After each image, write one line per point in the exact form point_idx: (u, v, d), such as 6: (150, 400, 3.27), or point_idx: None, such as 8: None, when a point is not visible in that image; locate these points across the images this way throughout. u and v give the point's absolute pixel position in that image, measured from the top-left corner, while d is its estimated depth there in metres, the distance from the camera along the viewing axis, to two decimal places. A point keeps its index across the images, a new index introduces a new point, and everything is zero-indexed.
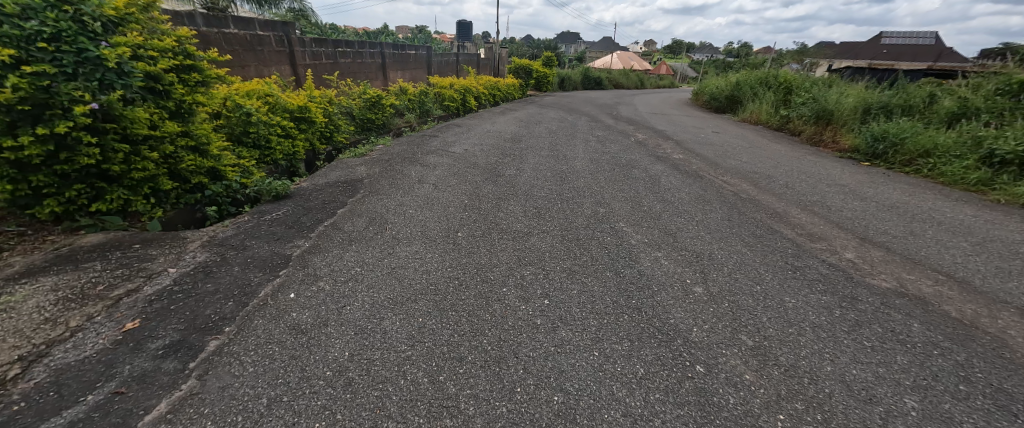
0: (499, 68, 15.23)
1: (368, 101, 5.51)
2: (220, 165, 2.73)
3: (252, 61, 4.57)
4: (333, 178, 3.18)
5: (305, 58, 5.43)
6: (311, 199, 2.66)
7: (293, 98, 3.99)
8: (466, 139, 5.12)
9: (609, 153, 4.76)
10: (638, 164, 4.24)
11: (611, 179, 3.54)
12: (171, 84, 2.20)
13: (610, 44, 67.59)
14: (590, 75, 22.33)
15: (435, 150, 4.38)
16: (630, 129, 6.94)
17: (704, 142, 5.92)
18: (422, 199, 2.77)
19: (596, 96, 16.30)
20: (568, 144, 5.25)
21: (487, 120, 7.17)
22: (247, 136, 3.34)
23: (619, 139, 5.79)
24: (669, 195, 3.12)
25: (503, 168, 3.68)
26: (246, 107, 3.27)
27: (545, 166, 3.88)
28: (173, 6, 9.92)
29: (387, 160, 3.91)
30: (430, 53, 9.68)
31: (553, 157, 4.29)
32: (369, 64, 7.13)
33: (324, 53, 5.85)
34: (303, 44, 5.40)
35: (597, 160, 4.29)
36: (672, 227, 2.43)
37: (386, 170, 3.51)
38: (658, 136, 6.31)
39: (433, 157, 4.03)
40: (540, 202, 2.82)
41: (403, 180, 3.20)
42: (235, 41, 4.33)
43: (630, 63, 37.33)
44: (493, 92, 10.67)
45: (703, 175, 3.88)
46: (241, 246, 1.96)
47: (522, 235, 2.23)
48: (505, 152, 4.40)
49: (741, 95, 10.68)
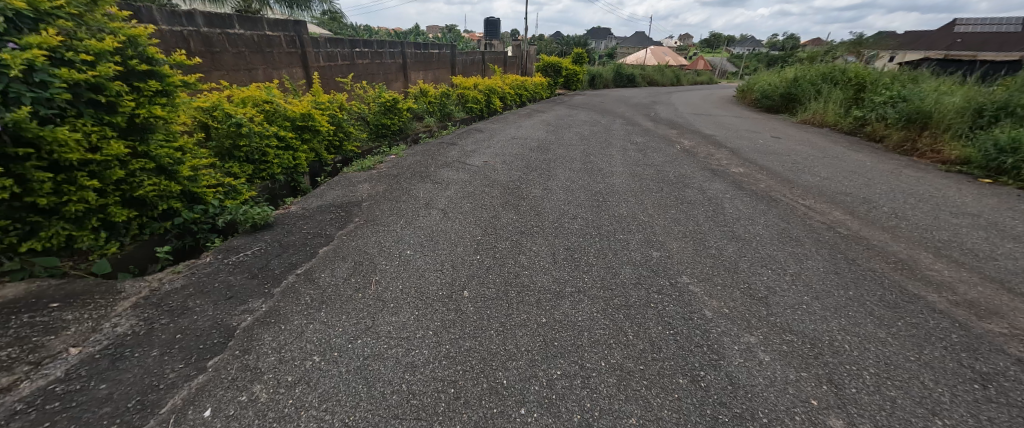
0: (526, 67, 14.63)
1: (382, 106, 5.10)
2: (195, 188, 2.34)
3: (260, 64, 4.28)
4: (327, 202, 2.70)
5: (318, 59, 5.12)
6: (292, 233, 2.18)
7: (295, 104, 3.60)
8: (487, 148, 4.58)
9: (653, 165, 4.05)
10: (691, 181, 3.52)
11: (661, 203, 2.87)
12: (117, 95, 1.78)
13: (643, 40, 65.16)
14: (621, 73, 21.25)
15: (451, 163, 3.86)
16: (674, 134, 6.13)
17: (765, 150, 5.04)
18: (425, 233, 2.24)
19: (629, 95, 15.34)
20: (604, 153, 4.57)
21: (512, 124, 6.61)
22: (239, 150, 2.95)
23: (661, 147, 5.05)
24: (741, 230, 2.41)
25: (527, 187, 3.10)
26: (236, 117, 2.89)
27: (577, 184, 3.27)
28: (206, 8, 10.09)
29: (395, 175, 3.43)
30: (455, 52, 9.23)
31: (586, 172, 3.65)
32: (389, 65, 6.77)
33: (340, 53, 5.50)
34: (317, 44, 5.09)
35: (639, 175, 3.62)
36: (760, 287, 1.75)
37: (391, 190, 3.02)
38: (708, 142, 5.48)
39: (447, 172, 3.52)
40: (573, 238, 2.21)
41: (407, 205, 2.69)
42: (240, 42, 4.04)
43: (664, 59, 35.54)
44: (519, 93, 10.09)
45: (777, 197, 3.12)
46: (179, 310, 1.49)
47: (550, 298, 1.63)
48: (530, 164, 3.83)
49: (798, 93, 9.48)
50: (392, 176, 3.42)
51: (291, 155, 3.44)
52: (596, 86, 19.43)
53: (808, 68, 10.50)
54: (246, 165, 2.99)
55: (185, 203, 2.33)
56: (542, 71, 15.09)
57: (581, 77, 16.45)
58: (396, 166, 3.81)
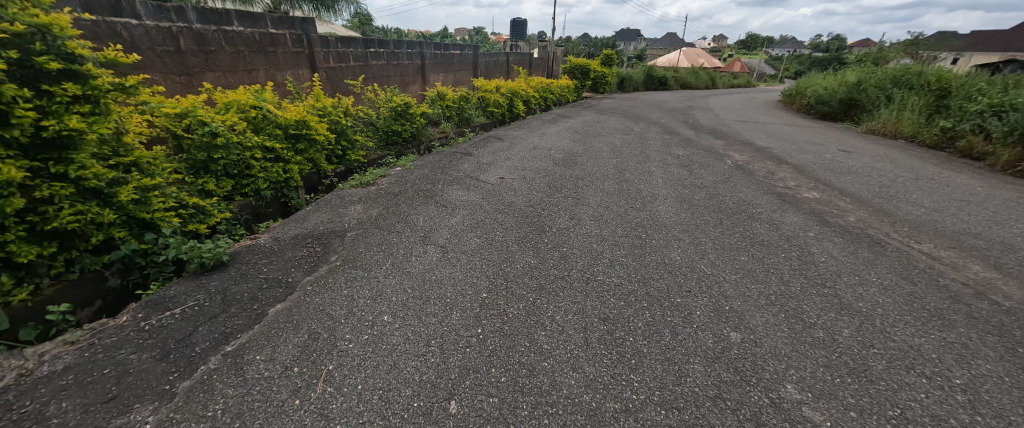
0: (553, 69, 14.04)
1: (393, 111, 4.70)
2: (144, 212, 1.92)
3: (262, 65, 3.97)
4: (305, 231, 2.23)
5: (327, 60, 4.76)
6: (245, 281, 1.68)
7: (289, 109, 3.20)
8: (505, 161, 4.03)
9: (703, 187, 3.38)
10: (756, 210, 2.83)
11: (723, 243, 2.22)
12: (12, 103, 1.34)
13: (675, 42, 62.99)
14: (653, 75, 20.24)
15: (463, 180, 3.34)
16: (720, 145, 5.37)
17: (838, 169, 4.21)
18: (414, 284, 1.70)
19: (663, 99, 14.38)
20: (641, 169, 3.92)
21: (535, 131, 6.03)
22: (215, 163, 2.55)
23: (709, 162, 4.34)
24: (850, 295, 1.73)
25: (550, 217, 2.53)
26: (212, 125, 2.49)
27: (612, 212, 2.67)
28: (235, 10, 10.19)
29: (395, 194, 2.94)
30: (478, 53, 8.79)
31: (622, 195, 3.03)
32: (407, 66, 6.39)
33: (352, 53, 5.14)
34: (327, 44, 4.75)
35: (689, 201, 2.96)
36: (931, 422, 1.06)
37: (386, 215, 2.52)
38: (764, 157, 4.70)
39: (456, 192, 3.00)
40: (611, 302, 1.62)
41: (401, 238, 2.18)
42: (240, 41, 3.71)
43: (699, 61, 33.97)
44: (545, 96, 9.52)
45: (878, 238, 2.39)
46: (28, 420, 0.98)
47: (581, 424, 1.04)
48: (555, 183, 3.26)
49: (862, 99, 8.37)
50: (391, 196, 2.92)
51: (281, 168, 3.03)
52: (625, 90, 18.57)
53: (872, 70, 9.30)
54: (225, 180, 2.59)
55: (133, 231, 1.91)
56: (569, 73, 14.47)
57: (610, 80, 15.68)
58: (399, 181, 3.32)
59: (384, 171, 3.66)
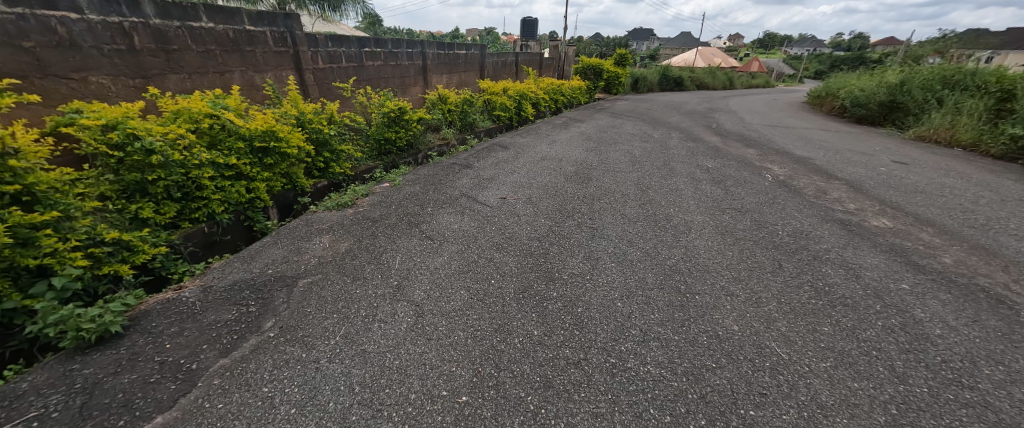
0: (565, 70, 13.49)
1: (386, 117, 4.26)
2: (30, 259, 1.45)
3: (237, 66, 3.55)
4: (247, 277, 1.75)
5: (315, 62, 4.33)
6: (130, 370, 1.19)
7: (256, 118, 2.75)
8: (509, 176, 3.52)
9: (745, 211, 2.81)
10: (819, 246, 2.26)
11: (791, 302, 1.67)
12: None
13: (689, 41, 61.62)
14: (669, 76, 19.49)
15: (457, 202, 2.84)
16: (754, 156, 4.76)
17: (901, 187, 3.58)
18: (365, 377, 1.20)
19: (681, 100, 13.66)
20: (667, 186, 3.37)
21: (545, 138, 5.51)
22: (154, 185, 2.11)
23: (745, 177, 3.75)
24: (1010, 405, 1.16)
25: (561, 258, 2.01)
26: (147, 140, 2.06)
27: (639, 249, 2.14)
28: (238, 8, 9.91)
29: (374, 220, 2.46)
30: (485, 53, 8.32)
31: (649, 224, 2.50)
32: (408, 67, 5.95)
33: (344, 53, 4.71)
34: (316, 43, 4.33)
35: (732, 232, 2.41)
36: None
37: (356, 252, 2.03)
38: (807, 170, 4.08)
39: (448, 219, 2.50)
40: (652, 417, 1.09)
41: (366, 290, 1.68)
42: (211, 38, 3.30)
43: (715, 61, 32.92)
44: (556, 98, 8.98)
45: (998, 294, 1.80)
46: None
47: None
48: (567, 207, 2.74)
49: (906, 101, 7.62)
50: (368, 223, 2.43)
51: (244, 186, 2.60)
52: (640, 90, 17.85)
53: (916, 70, 8.48)
54: (166, 205, 2.14)
55: (15, 283, 1.44)
56: (581, 73, 13.90)
57: (624, 80, 15.03)
58: (383, 202, 2.83)
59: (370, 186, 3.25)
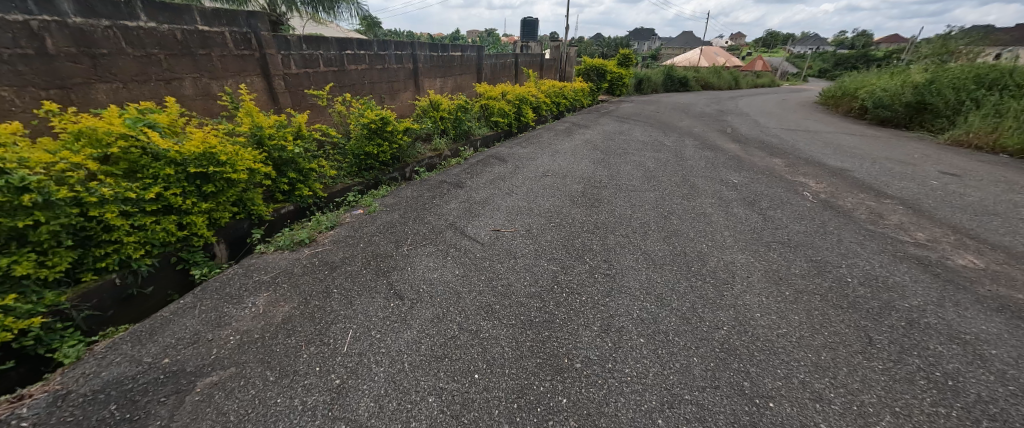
0: (566, 72, 13.04)
1: (366, 128, 3.77)
2: None
3: (188, 73, 3.06)
4: (125, 376, 1.22)
5: (285, 67, 3.83)
6: None
7: (193, 137, 2.24)
8: (505, 200, 3.01)
9: (794, 245, 2.29)
10: (908, 302, 1.73)
11: (914, 415, 1.13)
12: None
13: (691, 41, 61.09)
14: (673, 76, 18.99)
15: (440, 238, 2.33)
16: (782, 168, 4.22)
17: (966, 207, 3.05)
18: None
19: (688, 101, 13.14)
20: (692, 211, 2.84)
21: (547, 148, 5.00)
22: (35, 231, 1.60)
23: (780, 196, 3.22)
24: None
25: (571, 330, 1.50)
26: (19, 173, 1.53)
27: (674, 311, 1.62)
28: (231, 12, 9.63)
29: (333, 267, 1.95)
30: (483, 55, 7.83)
31: (679, 270, 1.97)
32: (397, 70, 5.46)
33: (320, 57, 4.21)
34: (287, 45, 3.84)
35: (788, 280, 1.89)
36: None
37: (296, 323, 1.51)
38: (849, 186, 3.56)
39: (427, 264, 2.00)
40: None
41: (292, 399, 1.16)
42: (153, 40, 2.80)
43: (719, 61, 32.39)
44: (558, 101, 8.49)
45: None
46: None
47: None
48: (575, 244, 2.24)
49: (938, 103, 7.11)
50: (323, 272, 1.91)
51: (175, 222, 2.09)
52: (644, 91, 17.28)
53: (943, 68, 7.96)
54: (54, 257, 1.62)
55: None
56: (584, 75, 13.38)
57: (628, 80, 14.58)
58: (351, 238, 2.31)
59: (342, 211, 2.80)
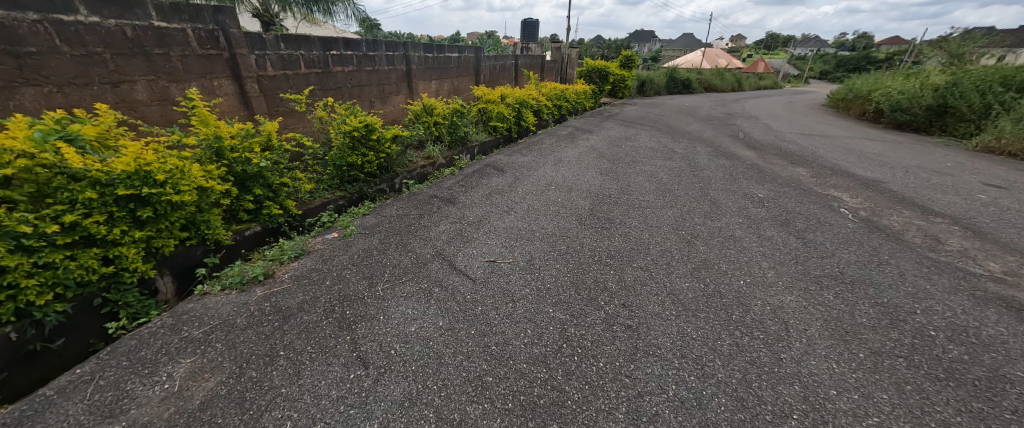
0: (568, 74, 12.71)
1: (348, 137, 3.39)
2: None
3: (140, 74, 2.68)
4: None
5: (258, 68, 3.45)
6: None
7: (126, 151, 1.85)
8: (503, 220, 2.63)
9: (850, 282, 1.90)
10: (1022, 369, 1.33)
11: None
12: None
13: (692, 43, 60.91)
14: (676, 79, 18.67)
15: (423, 273, 1.94)
16: (808, 180, 3.84)
17: None
18: None
19: (693, 104, 12.78)
20: (720, 234, 2.45)
21: (550, 157, 4.62)
22: None
23: (815, 215, 2.83)
24: None
25: (590, 423, 1.10)
26: None
27: (724, 387, 1.23)
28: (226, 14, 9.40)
29: (286, 317, 1.56)
30: (481, 57, 7.46)
31: (719, 320, 1.58)
32: (388, 72, 5.09)
33: (300, 57, 3.83)
34: (262, 44, 3.46)
35: (858, 334, 1.50)
36: None
37: (217, 411, 1.12)
38: (889, 202, 3.18)
39: (404, 311, 1.61)
40: None
41: None
42: (96, 37, 2.42)
43: (721, 63, 32.11)
44: (560, 105, 8.13)
45: None
46: None
47: None
48: (586, 282, 1.85)
49: (965, 106, 6.75)
50: (271, 325, 1.51)
51: (99, 257, 1.69)
52: (646, 93, 16.92)
53: (964, 70, 7.64)
54: None
55: None
56: (585, 77, 13.02)
57: (630, 83, 14.25)
58: (316, 273, 1.92)
59: (315, 233, 2.43)
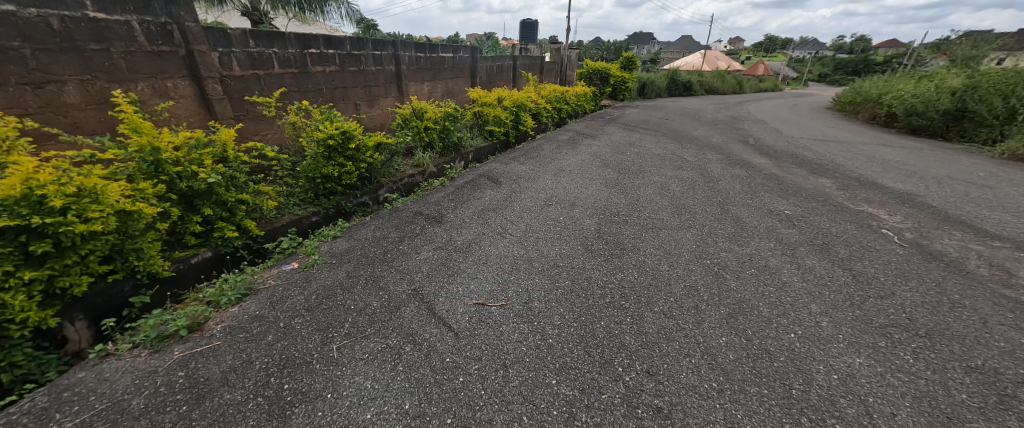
0: (568, 76, 12.39)
1: (322, 146, 3.00)
2: None
3: (71, 73, 2.28)
4: None
5: (222, 68, 3.05)
6: None
7: (20, 172, 1.43)
8: (496, 246, 2.25)
9: (928, 334, 1.52)
10: None
11: None
12: None
13: (691, 45, 60.84)
14: (677, 81, 18.39)
15: (393, 322, 1.55)
16: (835, 193, 3.47)
17: None
18: None
19: (696, 107, 12.47)
20: (753, 264, 2.07)
21: (551, 165, 4.25)
22: None
23: (856, 238, 2.46)
24: None
25: None
26: None
27: None
28: (215, 15, 9.07)
29: (200, 396, 1.17)
30: (478, 57, 7.08)
31: (776, 399, 1.19)
32: (375, 73, 4.71)
33: (272, 56, 3.44)
34: (227, 40, 3.06)
35: (967, 421, 1.12)
36: None
37: None
38: (933, 220, 2.82)
39: (360, 385, 1.22)
40: None
41: None
42: (10, 28, 2.02)
43: (721, 65, 31.90)
44: (559, 108, 7.77)
45: None
46: None
47: None
48: (598, 336, 1.47)
49: (988, 110, 6.42)
50: (175, 412, 1.12)
51: None
52: (647, 96, 16.62)
53: (982, 73, 7.34)
54: None
55: None
56: (585, 79, 12.70)
57: (631, 85, 13.96)
58: (258, 323, 1.53)
59: (273, 262, 2.06)
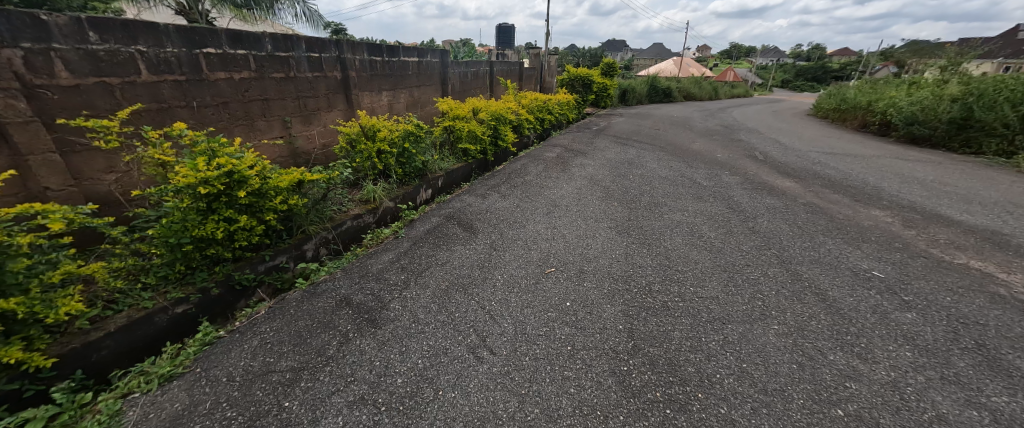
0: (549, 83, 11.62)
1: (197, 198, 1.89)
2: None
3: None
4: None
5: (29, 73, 1.82)
6: None
7: None
8: (466, 390, 1.26)
9: None
10: None
11: None
12: None
13: (663, 52, 62.40)
14: (658, 87, 18.07)
15: None
16: (907, 234, 2.72)
17: None
18: None
19: (682, 115, 11.98)
20: (920, 419, 1.17)
21: (542, 199, 3.32)
22: None
23: (1011, 329, 1.64)
24: None
25: None
26: None
27: None
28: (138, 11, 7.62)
29: None
30: (448, 62, 6.08)
31: None
32: (311, 81, 3.58)
33: (135, 56, 2.23)
34: (42, 30, 1.85)
35: None
36: None
37: None
38: None
39: None
40: None
41: None
42: None
43: (694, 71, 32.45)
44: (543, 118, 6.89)
45: None
46: None
47: None
48: None
49: (999, 118, 6.01)
50: None
51: None
52: (628, 102, 16.15)
53: (979, 78, 7.04)
54: None
55: None
56: (567, 85, 11.97)
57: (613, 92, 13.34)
58: None
59: None
